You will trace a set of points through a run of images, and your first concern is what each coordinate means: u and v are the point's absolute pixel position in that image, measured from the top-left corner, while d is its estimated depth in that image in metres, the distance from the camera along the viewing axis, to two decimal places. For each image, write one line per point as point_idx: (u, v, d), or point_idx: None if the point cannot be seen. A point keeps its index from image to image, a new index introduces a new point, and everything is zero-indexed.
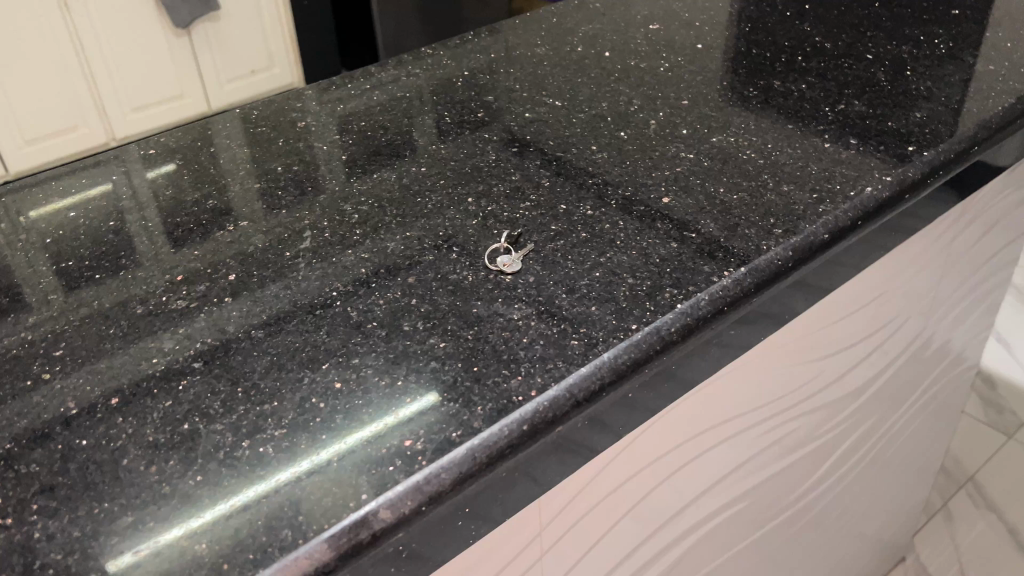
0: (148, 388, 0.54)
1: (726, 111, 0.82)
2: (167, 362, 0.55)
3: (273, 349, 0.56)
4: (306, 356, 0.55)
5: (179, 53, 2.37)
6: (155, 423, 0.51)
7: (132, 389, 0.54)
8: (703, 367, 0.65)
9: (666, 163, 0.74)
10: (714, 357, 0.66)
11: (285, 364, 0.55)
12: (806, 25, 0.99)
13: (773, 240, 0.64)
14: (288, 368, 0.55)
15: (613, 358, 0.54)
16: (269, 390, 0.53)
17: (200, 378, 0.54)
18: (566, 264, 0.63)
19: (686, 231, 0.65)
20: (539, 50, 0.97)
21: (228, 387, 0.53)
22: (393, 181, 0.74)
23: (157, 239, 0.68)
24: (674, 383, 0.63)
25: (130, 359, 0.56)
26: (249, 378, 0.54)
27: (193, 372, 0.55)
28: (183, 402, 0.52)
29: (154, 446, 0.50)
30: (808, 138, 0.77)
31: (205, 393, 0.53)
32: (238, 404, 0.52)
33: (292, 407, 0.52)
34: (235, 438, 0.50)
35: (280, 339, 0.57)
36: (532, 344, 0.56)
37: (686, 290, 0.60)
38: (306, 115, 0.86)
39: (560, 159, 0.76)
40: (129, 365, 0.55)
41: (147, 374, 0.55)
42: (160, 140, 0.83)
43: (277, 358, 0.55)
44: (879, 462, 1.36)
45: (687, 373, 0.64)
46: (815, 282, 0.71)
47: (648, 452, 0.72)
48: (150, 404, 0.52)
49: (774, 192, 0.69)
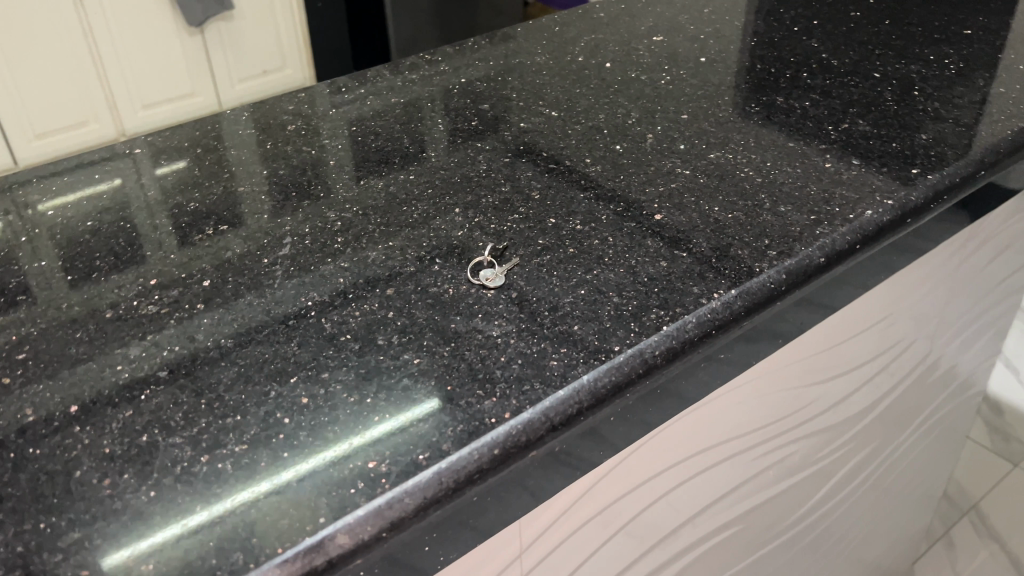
0: (111, 397, 0.52)
1: (727, 127, 0.79)
2: (134, 371, 0.53)
3: (242, 361, 0.54)
4: (273, 368, 0.54)
5: (190, 51, 2.37)
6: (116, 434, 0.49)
7: (96, 397, 0.52)
8: (692, 391, 0.63)
9: (661, 179, 0.72)
10: (702, 381, 0.63)
11: (252, 376, 0.53)
12: (814, 40, 0.97)
13: (766, 261, 0.62)
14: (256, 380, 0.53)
15: (594, 380, 0.52)
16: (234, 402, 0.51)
17: (165, 388, 0.52)
18: (551, 280, 0.61)
19: (677, 249, 0.63)
20: (538, 58, 0.95)
21: (194, 398, 0.51)
22: (380, 189, 0.72)
23: (134, 241, 0.66)
24: (659, 408, 0.61)
25: (97, 366, 0.54)
26: (215, 389, 0.52)
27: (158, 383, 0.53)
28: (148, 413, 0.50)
29: (110, 458, 0.48)
30: (809, 157, 0.74)
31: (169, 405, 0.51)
32: (202, 417, 0.50)
33: (254, 422, 0.50)
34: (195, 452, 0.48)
35: (250, 350, 0.55)
36: (509, 363, 0.53)
37: (673, 312, 0.57)
38: (298, 118, 0.85)
39: (553, 172, 0.74)
40: (96, 372, 0.54)
41: (112, 382, 0.53)
42: (149, 139, 0.82)
43: (245, 369, 0.54)
44: (882, 485, 1.33)
45: (674, 399, 0.62)
46: (813, 309, 0.69)
47: (640, 472, 0.69)
48: (111, 414, 0.51)
49: (771, 212, 0.67)
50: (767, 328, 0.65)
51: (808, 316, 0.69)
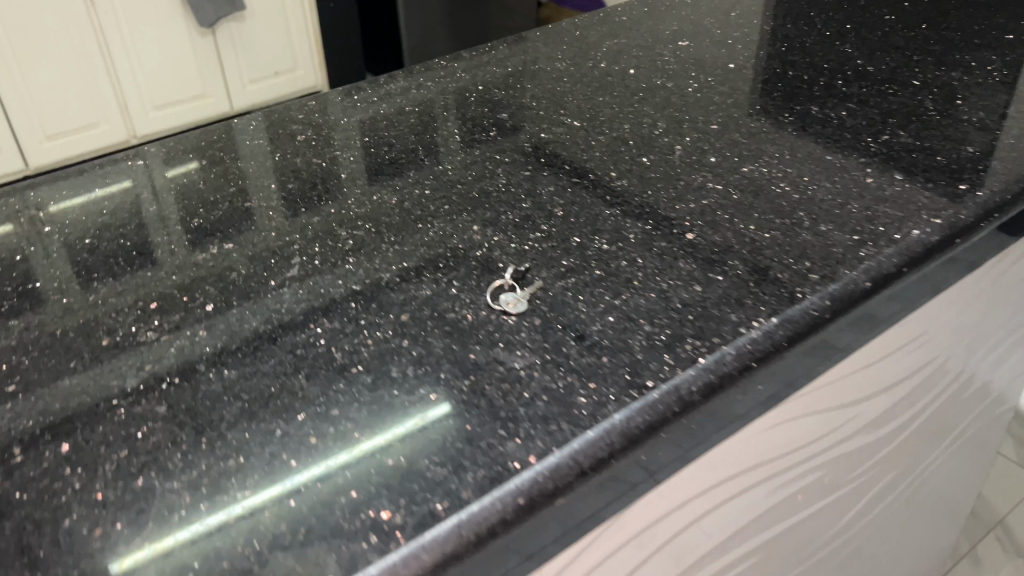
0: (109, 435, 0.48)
1: (760, 139, 0.75)
2: (132, 407, 0.50)
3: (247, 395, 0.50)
4: (280, 403, 0.50)
5: (202, 52, 2.33)
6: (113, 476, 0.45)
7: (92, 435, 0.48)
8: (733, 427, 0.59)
9: (692, 195, 0.68)
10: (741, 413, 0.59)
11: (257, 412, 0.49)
12: (847, 45, 0.92)
13: (808, 286, 0.58)
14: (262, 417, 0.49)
15: (625, 419, 0.48)
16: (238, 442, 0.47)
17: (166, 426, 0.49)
18: (577, 305, 0.56)
19: (712, 272, 0.59)
20: (559, 64, 0.91)
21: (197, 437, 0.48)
22: (394, 204, 0.68)
23: (133, 260, 0.63)
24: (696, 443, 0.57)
25: (94, 400, 0.50)
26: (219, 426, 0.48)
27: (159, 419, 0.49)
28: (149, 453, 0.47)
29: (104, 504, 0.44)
30: (848, 171, 0.70)
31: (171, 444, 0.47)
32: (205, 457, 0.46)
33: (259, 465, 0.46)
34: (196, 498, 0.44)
35: (256, 383, 0.51)
36: (533, 400, 0.49)
37: (710, 343, 0.53)
38: (308, 128, 0.81)
39: (577, 186, 0.70)
40: (93, 407, 0.50)
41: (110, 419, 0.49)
42: (153, 150, 0.78)
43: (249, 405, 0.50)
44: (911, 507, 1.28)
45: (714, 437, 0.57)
46: (859, 336, 0.64)
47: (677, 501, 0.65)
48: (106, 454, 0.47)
49: (810, 232, 0.63)
50: (812, 357, 0.61)
51: (853, 344, 0.65)
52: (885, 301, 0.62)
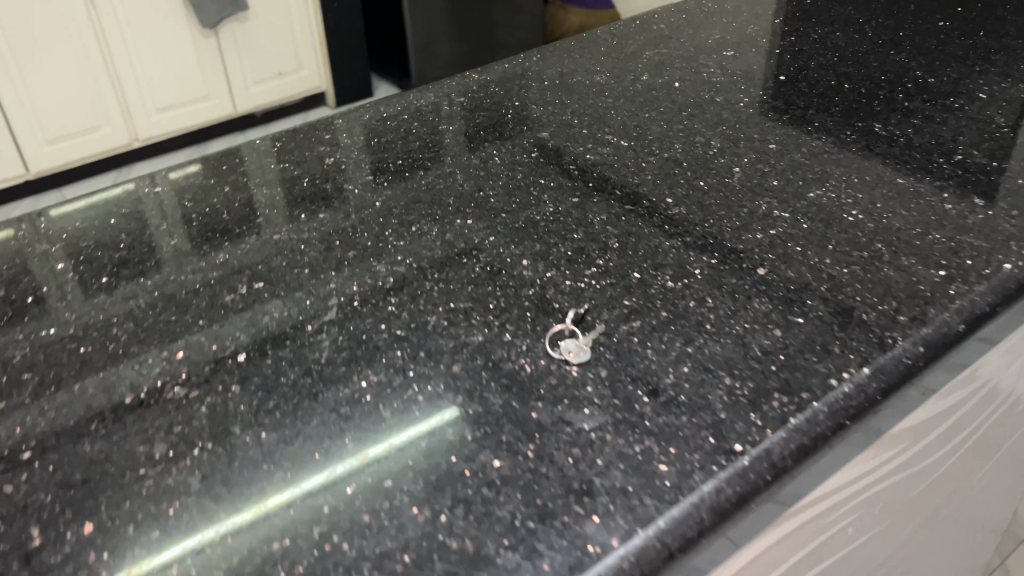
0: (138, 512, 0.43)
1: (823, 161, 0.70)
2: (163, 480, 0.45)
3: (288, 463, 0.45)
4: (326, 474, 0.45)
5: (206, 53, 2.28)
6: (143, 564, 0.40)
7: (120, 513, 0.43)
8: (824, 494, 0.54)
9: (758, 224, 0.62)
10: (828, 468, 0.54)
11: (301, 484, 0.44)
12: (902, 55, 0.87)
13: (898, 331, 0.52)
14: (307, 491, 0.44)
15: (714, 491, 0.43)
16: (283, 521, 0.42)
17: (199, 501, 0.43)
18: (646, 354, 0.51)
19: (791, 314, 0.54)
20: (598, 77, 0.86)
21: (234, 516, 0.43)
22: (435, 236, 0.63)
23: (155, 302, 0.57)
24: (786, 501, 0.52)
25: (119, 470, 0.45)
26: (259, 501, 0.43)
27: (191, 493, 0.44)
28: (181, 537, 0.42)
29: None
30: (924, 197, 0.65)
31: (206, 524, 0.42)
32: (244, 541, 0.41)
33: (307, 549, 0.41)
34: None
35: (297, 449, 0.46)
36: (609, 469, 0.44)
37: (798, 399, 0.48)
38: (336, 149, 0.76)
39: (631, 214, 0.65)
40: (118, 478, 0.45)
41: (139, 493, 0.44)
42: (171, 175, 0.73)
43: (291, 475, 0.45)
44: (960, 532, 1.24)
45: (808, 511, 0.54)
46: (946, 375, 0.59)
47: None
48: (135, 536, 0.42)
49: (892, 266, 0.58)
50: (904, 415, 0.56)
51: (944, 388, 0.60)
52: (984, 347, 0.58)
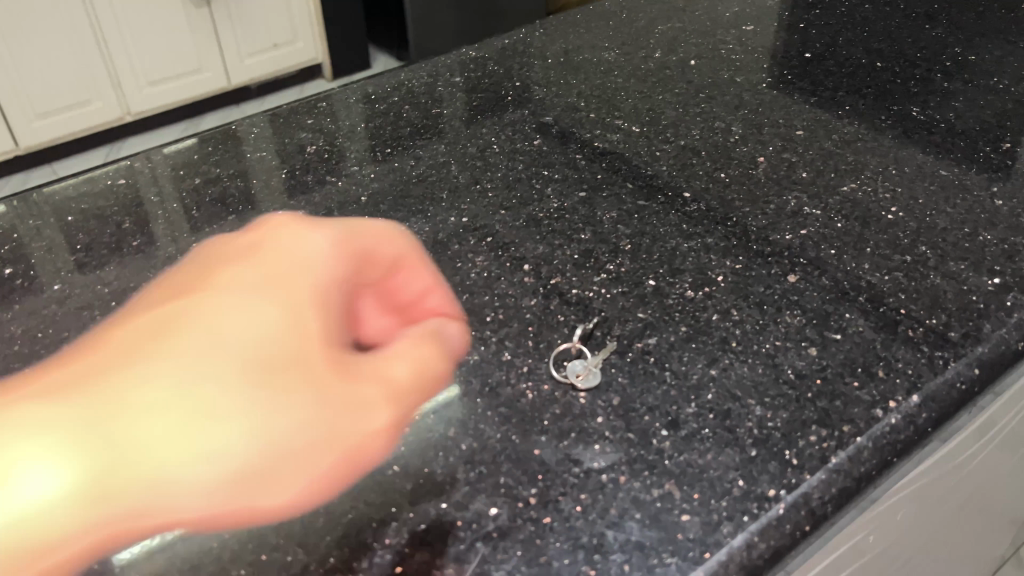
0: (159, 456, 0.38)
1: (857, 149, 0.63)
2: (125, 422, 0.38)
3: (271, 294, 0.44)
4: (290, 296, 0.44)
5: (197, 23, 2.18)
6: (246, 492, 0.38)
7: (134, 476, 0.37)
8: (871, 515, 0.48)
9: (788, 223, 0.56)
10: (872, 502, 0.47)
11: (317, 268, 0.46)
12: (938, 30, 0.80)
13: (949, 351, 0.46)
14: (320, 324, 0.43)
15: (745, 547, 0.37)
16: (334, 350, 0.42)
17: (215, 399, 0.39)
18: (664, 377, 0.45)
19: (828, 330, 0.48)
20: (607, 55, 0.79)
21: (278, 358, 0.41)
22: (426, 236, 0.56)
23: (112, 314, 0.51)
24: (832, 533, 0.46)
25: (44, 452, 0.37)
26: (288, 348, 0.41)
27: (196, 401, 0.39)
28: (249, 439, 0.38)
29: (274, 515, 0.38)
30: (970, 191, 0.58)
31: (253, 412, 0.39)
32: (319, 386, 0.40)
33: (382, 304, 0.46)
34: (358, 415, 0.40)
35: (255, 280, 0.45)
36: (623, 520, 0.38)
37: (839, 433, 0.42)
38: (320, 136, 0.69)
39: (645, 211, 0.58)
40: (67, 450, 0.37)
41: (126, 445, 0.38)
42: (137, 163, 0.66)
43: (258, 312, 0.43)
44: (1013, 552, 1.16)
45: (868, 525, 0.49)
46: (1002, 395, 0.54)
47: None
48: (188, 481, 0.37)
49: (939, 273, 0.51)
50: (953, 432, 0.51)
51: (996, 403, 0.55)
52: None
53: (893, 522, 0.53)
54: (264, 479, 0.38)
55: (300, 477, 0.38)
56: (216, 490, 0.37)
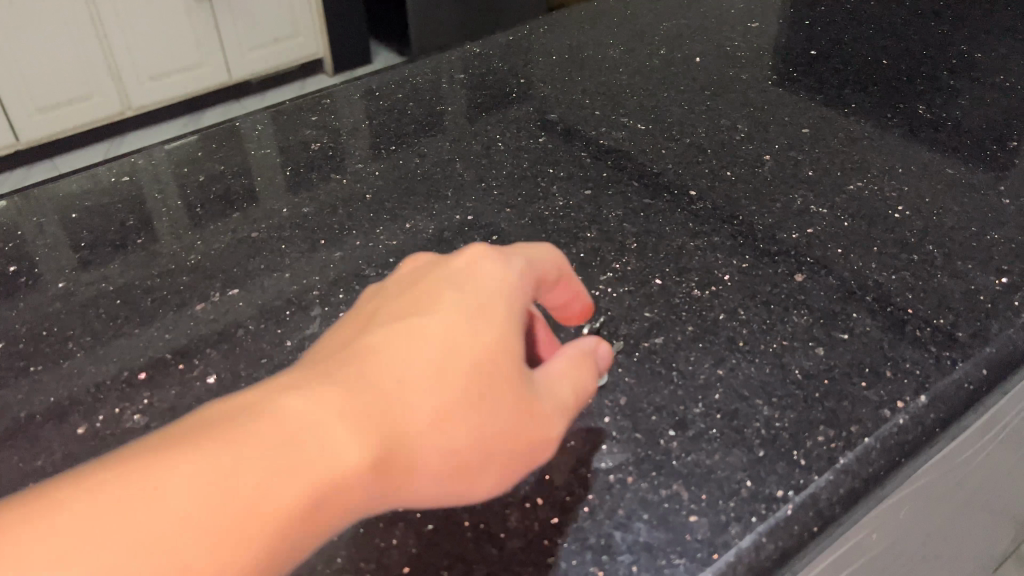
0: (236, 471, 0.29)
1: (863, 147, 0.63)
2: (200, 437, 0.30)
3: (506, 284, 0.37)
4: (423, 260, 0.40)
5: (199, 18, 2.18)
6: (375, 482, 0.31)
7: (210, 496, 0.28)
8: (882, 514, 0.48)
9: (794, 222, 0.56)
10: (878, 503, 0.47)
11: (541, 255, 0.41)
12: (944, 28, 0.80)
13: (957, 351, 0.46)
14: (450, 293, 0.36)
15: (753, 548, 0.37)
16: (469, 314, 0.35)
17: (326, 382, 0.32)
18: (671, 377, 0.45)
19: (835, 330, 0.47)
20: (611, 51, 0.78)
21: (499, 360, 0.34)
22: (432, 235, 0.56)
23: (117, 311, 0.51)
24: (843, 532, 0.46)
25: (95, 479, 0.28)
26: (481, 326, 0.35)
27: (291, 406, 0.31)
28: (362, 431, 0.31)
29: (421, 497, 0.34)
30: (977, 190, 0.58)
31: (376, 390, 0.32)
32: (454, 358, 0.34)
33: (551, 265, 0.41)
34: (544, 407, 0.35)
35: (490, 250, 0.39)
36: (631, 521, 0.38)
37: (847, 434, 0.42)
38: (324, 133, 0.69)
39: (650, 209, 0.58)
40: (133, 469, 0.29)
41: (196, 460, 0.29)
42: (140, 159, 0.66)
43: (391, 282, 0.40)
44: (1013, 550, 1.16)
45: (874, 526, 0.49)
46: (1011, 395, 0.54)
47: None
48: (270, 493, 0.29)
49: (946, 272, 0.51)
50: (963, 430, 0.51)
51: (1007, 402, 0.55)
52: None
53: (898, 522, 0.53)
54: (391, 467, 0.32)
55: (443, 455, 0.33)
56: (310, 501, 0.29)
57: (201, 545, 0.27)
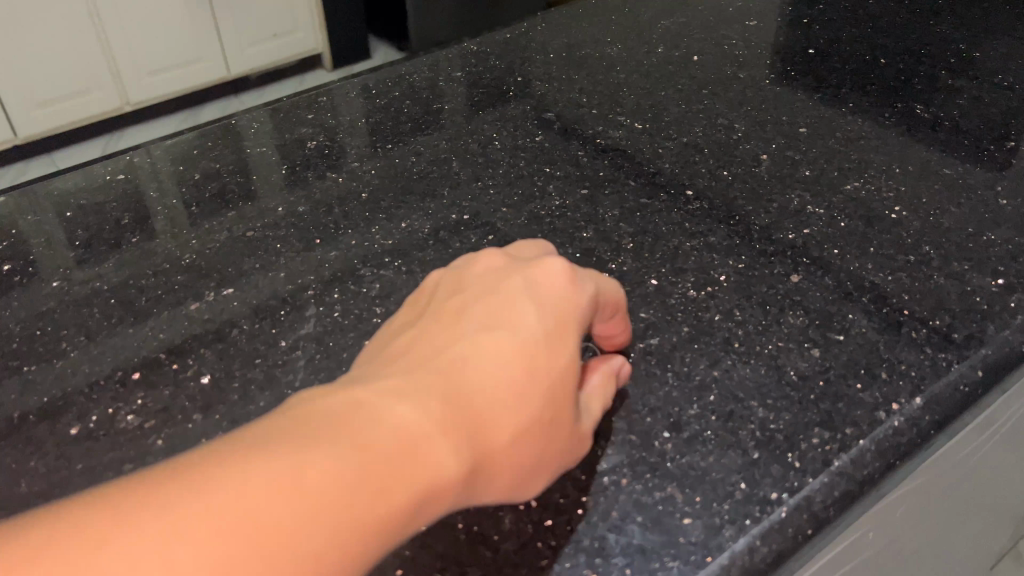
0: (360, 466, 0.30)
1: (860, 147, 0.63)
2: (312, 435, 0.31)
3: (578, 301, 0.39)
4: (498, 259, 0.42)
5: (198, 13, 2.17)
6: (461, 490, 0.33)
7: (334, 493, 0.29)
8: (878, 513, 0.48)
9: (791, 223, 0.56)
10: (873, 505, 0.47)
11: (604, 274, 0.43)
12: (942, 27, 0.80)
13: (953, 352, 0.46)
14: (528, 306, 0.38)
15: (747, 551, 0.37)
16: (547, 333, 0.37)
17: (419, 390, 0.34)
18: (666, 379, 0.45)
19: (831, 332, 0.47)
20: (609, 50, 0.78)
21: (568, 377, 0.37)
22: (428, 234, 0.56)
23: (112, 311, 0.51)
24: (839, 533, 0.46)
25: (218, 467, 0.29)
26: (557, 346, 0.37)
27: (400, 412, 0.33)
28: (456, 442, 0.33)
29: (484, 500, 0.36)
30: (974, 190, 0.58)
31: (467, 401, 0.35)
32: (534, 376, 0.36)
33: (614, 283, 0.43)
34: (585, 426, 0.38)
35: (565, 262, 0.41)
36: (625, 523, 0.38)
37: (842, 436, 0.42)
38: (320, 131, 0.68)
39: (647, 209, 0.58)
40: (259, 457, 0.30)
41: (315, 458, 0.30)
42: (136, 157, 0.66)
43: (466, 281, 0.41)
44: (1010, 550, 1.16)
45: (869, 526, 0.49)
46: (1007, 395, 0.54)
47: None
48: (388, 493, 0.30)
49: (942, 273, 0.51)
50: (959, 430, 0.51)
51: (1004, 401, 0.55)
52: None
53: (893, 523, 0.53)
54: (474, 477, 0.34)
55: (513, 463, 0.36)
56: (414, 505, 0.31)
57: (336, 532, 0.29)
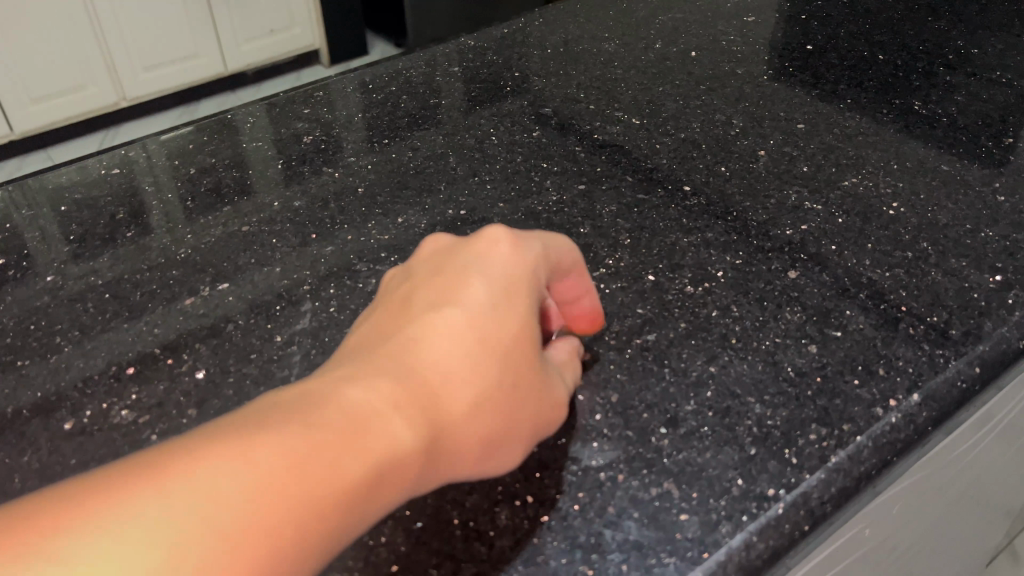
0: (317, 444, 0.30)
1: (858, 143, 0.63)
2: (267, 418, 0.31)
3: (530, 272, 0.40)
4: (444, 242, 0.43)
5: (195, 8, 2.17)
6: (426, 464, 0.34)
7: (292, 472, 0.29)
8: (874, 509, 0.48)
9: (789, 219, 0.55)
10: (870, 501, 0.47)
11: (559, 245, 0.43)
12: (940, 23, 0.80)
13: (950, 349, 0.46)
14: (476, 282, 0.38)
15: (744, 547, 0.37)
16: (499, 306, 0.38)
17: (375, 369, 0.34)
18: (663, 375, 0.45)
19: (828, 328, 0.47)
20: (606, 45, 0.78)
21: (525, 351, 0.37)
22: (424, 230, 0.56)
23: (107, 306, 0.51)
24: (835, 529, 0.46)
25: (176, 454, 0.29)
26: (508, 314, 0.38)
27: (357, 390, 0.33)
28: (410, 417, 0.33)
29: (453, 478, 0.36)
30: (971, 186, 0.58)
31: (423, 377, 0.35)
32: (489, 345, 0.36)
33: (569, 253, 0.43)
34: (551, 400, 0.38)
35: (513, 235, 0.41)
36: (621, 519, 0.38)
37: (839, 432, 0.42)
38: (315, 126, 0.68)
39: (644, 204, 0.58)
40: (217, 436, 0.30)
41: (275, 435, 0.30)
42: (131, 152, 0.66)
43: (415, 265, 0.42)
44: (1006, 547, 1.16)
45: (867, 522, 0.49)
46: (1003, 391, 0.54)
47: None
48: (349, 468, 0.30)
49: (940, 269, 0.51)
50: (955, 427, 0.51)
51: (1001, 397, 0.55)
52: None
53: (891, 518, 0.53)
54: (440, 449, 0.34)
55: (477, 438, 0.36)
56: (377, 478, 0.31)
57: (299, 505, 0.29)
